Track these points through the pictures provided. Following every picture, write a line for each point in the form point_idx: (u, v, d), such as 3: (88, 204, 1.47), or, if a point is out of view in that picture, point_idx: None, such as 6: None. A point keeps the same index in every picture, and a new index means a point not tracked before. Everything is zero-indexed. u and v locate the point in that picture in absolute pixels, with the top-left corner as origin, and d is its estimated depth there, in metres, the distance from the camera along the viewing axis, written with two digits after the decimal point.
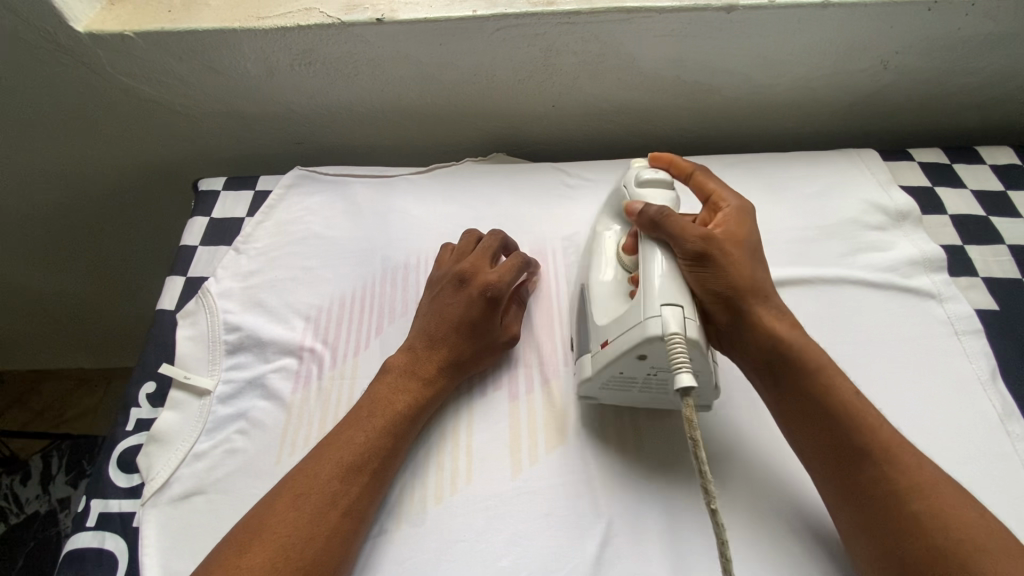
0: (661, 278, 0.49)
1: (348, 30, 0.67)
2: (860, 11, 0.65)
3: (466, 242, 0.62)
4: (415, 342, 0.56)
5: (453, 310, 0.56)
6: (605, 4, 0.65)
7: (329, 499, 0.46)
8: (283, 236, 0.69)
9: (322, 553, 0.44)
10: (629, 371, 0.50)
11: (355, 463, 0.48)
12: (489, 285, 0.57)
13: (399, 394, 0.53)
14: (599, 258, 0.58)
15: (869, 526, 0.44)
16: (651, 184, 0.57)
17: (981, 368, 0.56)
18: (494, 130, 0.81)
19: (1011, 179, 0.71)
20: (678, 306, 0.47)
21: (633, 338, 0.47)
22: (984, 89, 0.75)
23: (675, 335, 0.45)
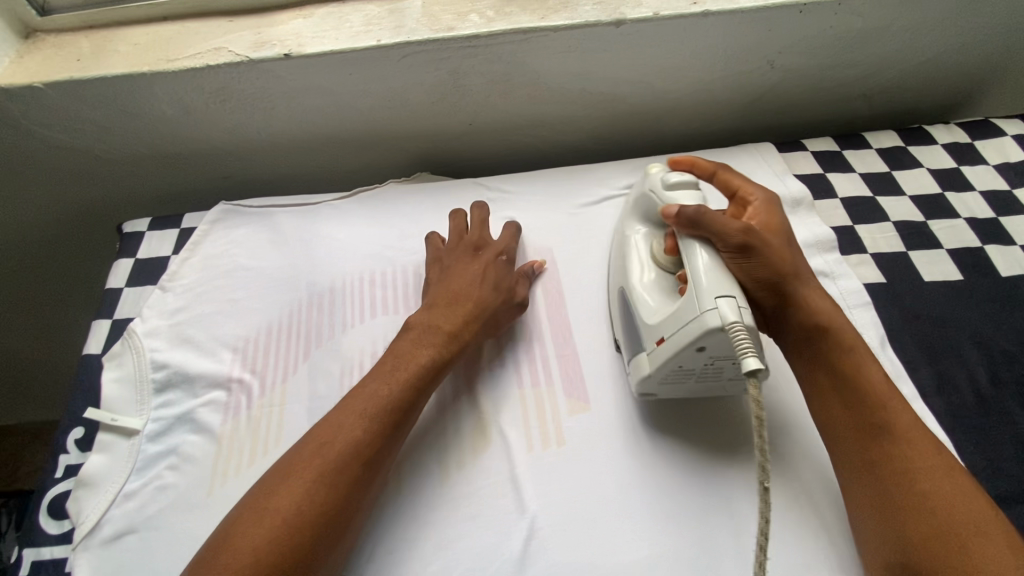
0: (704, 272, 0.51)
1: (257, 67, 0.69)
2: (739, 17, 0.70)
3: (457, 221, 0.68)
4: (425, 314, 0.59)
5: (469, 272, 0.62)
6: (502, 26, 0.68)
7: (349, 451, 0.49)
8: (210, 271, 0.69)
9: (337, 497, 0.47)
10: (688, 364, 0.52)
11: (378, 417, 0.51)
12: (501, 251, 0.65)
13: (425, 346, 0.56)
14: (634, 258, 0.62)
15: (872, 498, 0.48)
16: (679, 187, 0.59)
17: (871, 337, 0.61)
18: (416, 150, 0.83)
19: (896, 160, 0.77)
20: (732, 297, 0.49)
21: (692, 333, 0.49)
22: (866, 79, 0.81)
23: (737, 324, 0.47)
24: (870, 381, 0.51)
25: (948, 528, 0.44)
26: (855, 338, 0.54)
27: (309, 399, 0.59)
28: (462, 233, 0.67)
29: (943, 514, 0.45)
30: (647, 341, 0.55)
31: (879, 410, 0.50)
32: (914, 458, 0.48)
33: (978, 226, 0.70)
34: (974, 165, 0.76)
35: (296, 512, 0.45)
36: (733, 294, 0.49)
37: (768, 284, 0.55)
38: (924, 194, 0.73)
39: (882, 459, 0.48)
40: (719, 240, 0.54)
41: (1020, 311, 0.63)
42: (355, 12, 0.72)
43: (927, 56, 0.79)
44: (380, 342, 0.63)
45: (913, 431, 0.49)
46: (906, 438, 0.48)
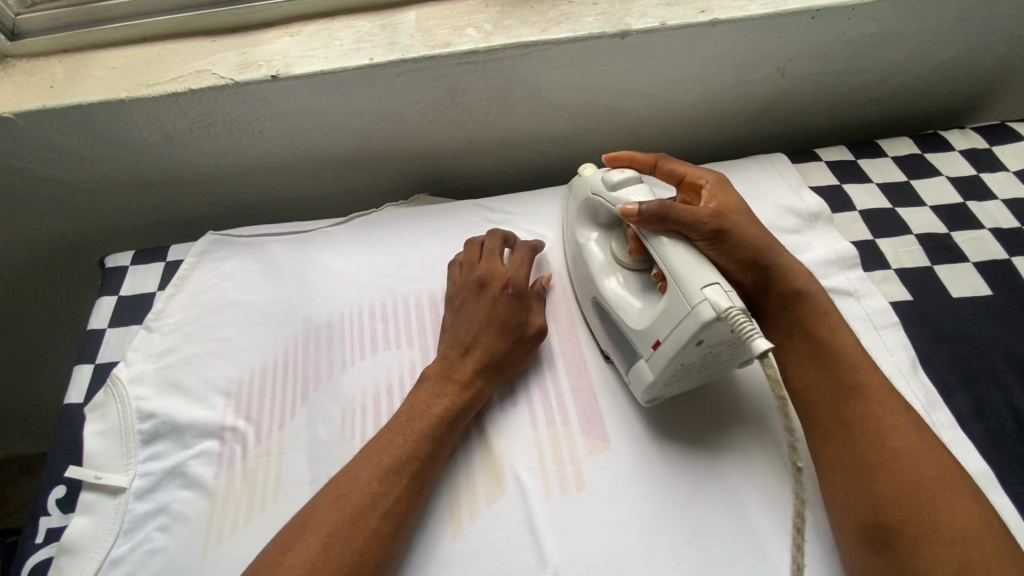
0: (685, 264, 0.49)
1: (243, 90, 0.65)
2: (749, 25, 0.66)
3: (469, 253, 0.64)
4: (448, 350, 0.57)
5: (479, 312, 0.58)
6: (502, 40, 0.65)
7: (370, 494, 0.48)
8: (198, 307, 0.65)
9: (362, 548, 0.45)
10: (687, 362, 0.49)
11: (399, 470, 0.49)
12: (510, 281, 0.60)
13: (439, 399, 0.54)
14: (597, 264, 0.60)
15: (844, 460, 0.47)
16: (625, 184, 0.57)
17: (902, 360, 0.58)
18: (413, 170, 0.80)
19: (913, 168, 0.74)
20: (717, 283, 0.46)
21: (691, 328, 0.46)
22: (878, 85, 0.78)
23: (734, 309, 0.44)
24: (838, 346, 0.51)
25: (919, 478, 0.43)
26: (820, 313, 0.53)
27: (309, 446, 0.55)
28: (474, 263, 0.63)
29: (914, 470, 0.44)
30: (641, 347, 0.52)
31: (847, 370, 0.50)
32: (884, 418, 0.47)
33: (1003, 236, 0.67)
34: (994, 172, 0.73)
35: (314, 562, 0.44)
36: (717, 281, 0.46)
37: (746, 262, 0.54)
38: (945, 204, 0.70)
39: (857, 421, 0.47)
40: (690, 231, 0.52)
41: None
42: (345, 29, 0.68)
43: (940, 60, 0.76)
44: (383, 381, 0.59)
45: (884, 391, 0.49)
46: (881, 399, 0.48)
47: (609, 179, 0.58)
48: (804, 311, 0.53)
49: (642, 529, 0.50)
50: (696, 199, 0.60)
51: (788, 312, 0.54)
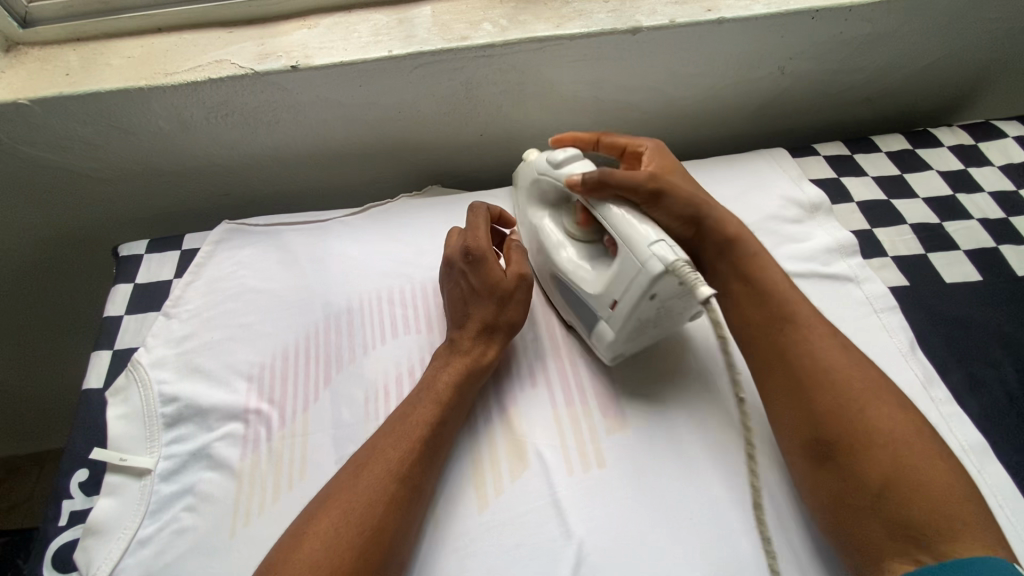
0: (633, 223, 0.52)
1: (263, 79, 0.66)
2: (753, 24, 0.69)
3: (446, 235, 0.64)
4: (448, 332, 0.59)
5: (454, 291, 0.59)
6: (517, 35, 0.67)
7: (388, 470, 0.49)
8: (215, 296, 0.66)
9: (382, 513, 0.46)
10: (644, 316, 0.52)
11: (420, 439, 0.51)
12: (466, 250, 0.59)
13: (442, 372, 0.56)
14: (551, 241, 0.61)
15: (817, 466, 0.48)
16: (569, 160, 0.59)
17: (902, 341, 0.60)
18: (425, 163, 0.81)
19: (906, 162, 0.77)
20: (661, 238, 0.50)
21: (641, 283, 0.49)
22: (870, 84, 0.82)
23: (679, 260, 0.47)
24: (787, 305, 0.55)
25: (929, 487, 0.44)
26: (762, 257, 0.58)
27: (333, 427, 0.56)
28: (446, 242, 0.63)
29: (890, 463, 0.45)
30: (598, 309, 0.55)
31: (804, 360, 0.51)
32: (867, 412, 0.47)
33: (990, 226, 0.71)
34: (981, 166, 0.77)
35: (348, 524, 0.45)
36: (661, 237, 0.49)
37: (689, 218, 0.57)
38: (937, 196, 0.74)
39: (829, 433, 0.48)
40: (630, 195, 0.55)
41: None
42: (363, 22, 0.70)
43: (927, 61, 0.80)
44: (405, 364, 0.60)
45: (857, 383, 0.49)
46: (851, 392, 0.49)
47: (553, 159, 0.60)
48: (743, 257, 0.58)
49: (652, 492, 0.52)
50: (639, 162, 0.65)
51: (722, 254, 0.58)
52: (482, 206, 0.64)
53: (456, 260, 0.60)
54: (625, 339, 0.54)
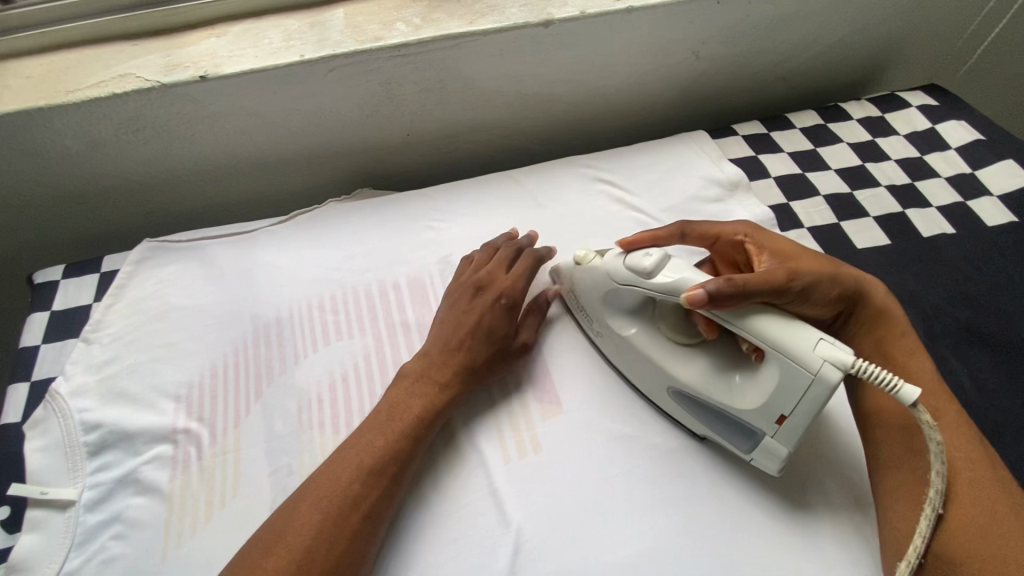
0: (789, 330, 0.46)
1: (171, 92, 0.64)
2: (661, 11, 0.71)
3: (477, 257, 0.65)
4: (430, 349, 0.58)
5: (472, 318, 0.59)
6: (431, 33, 0.67)
7: (347, 487, 0.48)
8: (139, 316, 0.64)
9: (345, 546, 0.45)
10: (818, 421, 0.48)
11: (384, 456, 0.50)
12: (507, 291, 0.61)
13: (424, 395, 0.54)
14: (653, 360, 0.55)
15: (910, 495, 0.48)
16: (659, 268, 0.51)
17: None
18: (354, 167, 0.80)
19: (818, 137, 0.81)
20: (823, 337, 0.45)
21: (820, 396, 0.45)
22: (782, 64, 0.85)
23: (861, 361, 0.43)
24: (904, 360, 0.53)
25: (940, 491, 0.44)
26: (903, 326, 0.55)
27: (266, 440, 0.55)
28: (479, 267, 0.64)
29: (982, 509, 0.45)
30: (759, 424, 0.49)
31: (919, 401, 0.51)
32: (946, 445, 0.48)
33: (896, 192, 0.75)
34: (888, 136, 0.81)
35: (305, 541, 0.45)
36: (822, 334, 0.45)
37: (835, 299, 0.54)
38: (847, 167, 0.78)
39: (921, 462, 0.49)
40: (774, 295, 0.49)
41: (942, 267, 0.68)
42: (274, 27, 0.69)
43: (833, 38, 0.84)
44: (337, 371, 0.60)
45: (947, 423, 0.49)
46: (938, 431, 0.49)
47: (639, 267, 0.52)
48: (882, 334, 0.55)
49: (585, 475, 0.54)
50: (745, 252, 0.58)
51: (868, 330, 0.56)
52: (512, 232, 0.68)
53: (469, 284, 0.62)
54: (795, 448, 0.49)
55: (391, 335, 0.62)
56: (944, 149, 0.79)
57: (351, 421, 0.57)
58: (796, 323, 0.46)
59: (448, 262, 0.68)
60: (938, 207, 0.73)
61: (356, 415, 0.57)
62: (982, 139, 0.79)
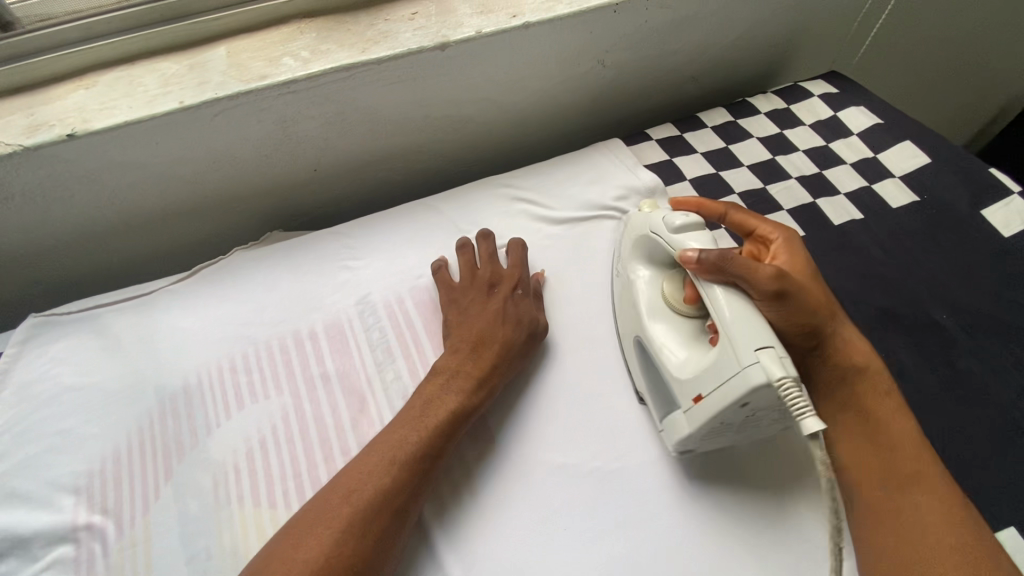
0: (736, 326, 0.47)
1: (37, 155, 0.58)
2: (560, 24, 0.70)
3: (470, 259, 0.66)
4: (458, 343, 0.58)
5: (491, 308, 0.60)
6: (321, 66, 0.64)
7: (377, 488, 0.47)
8: (27, 404, 0.58)
9: (373, 544, 0.44)
10: (730, 420, 0.49)
11: (411, 457, 0.49)
12: (516, 283, 0.64)
13: (477, 359, 0.56)
14: (639, 308, 0.59)
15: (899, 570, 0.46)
16: (685, 229, 0.57)
17: None
18: (262, 208, 0.76)
19: (729, 134, 0.82)
20: (771, 347, 0.45)
21: (737, 389, 0.46)
22: (688, 64, 0.86)
23: (786, 379, 0.44)
24: (890, 425, 0.52)
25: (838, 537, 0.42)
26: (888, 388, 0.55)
27: (180, 524, 0.51)
28: (474, 269, 0.65)
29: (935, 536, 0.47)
30: (680, 398, 0.52)
31: (907, 478, 0.50)
32: (947, 530, 0.47)
33: (806, 183, 0.77)
34: (794, 127, 0.83)
35: (332, 543, 0.43)
36: (771, 344, 0.45)
37: (809, 330, 0.53)
38: (758, 161, 0.79)
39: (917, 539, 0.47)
40: (749, 289, 0.50)
41: (853, 253, 0.70)
42: (148, 72, 0.64)
43: (733, 36, 0.85)
44: (254, 435, 0.56)
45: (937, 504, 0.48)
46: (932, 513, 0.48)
47: (671, 222, 0.58)
48: (861, 386, 0.54)
49: (530, 501, 0.53)
50: (765, 250, 0.61)
51: (844, 381, 0.55)
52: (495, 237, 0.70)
53: (481, 283, 0.63)
54: (702, 437, 0.51)
55: (311, 389, 0.59)
56: (847, 136, 0.82)
57: (272, 488, 0.53)
58: (757, 325, 0.47)
59: (366, 302, 0.65)
60: (846, 194, 0.76)
61: (279, 481, 0.53)
62: (880, 123, 0.82)
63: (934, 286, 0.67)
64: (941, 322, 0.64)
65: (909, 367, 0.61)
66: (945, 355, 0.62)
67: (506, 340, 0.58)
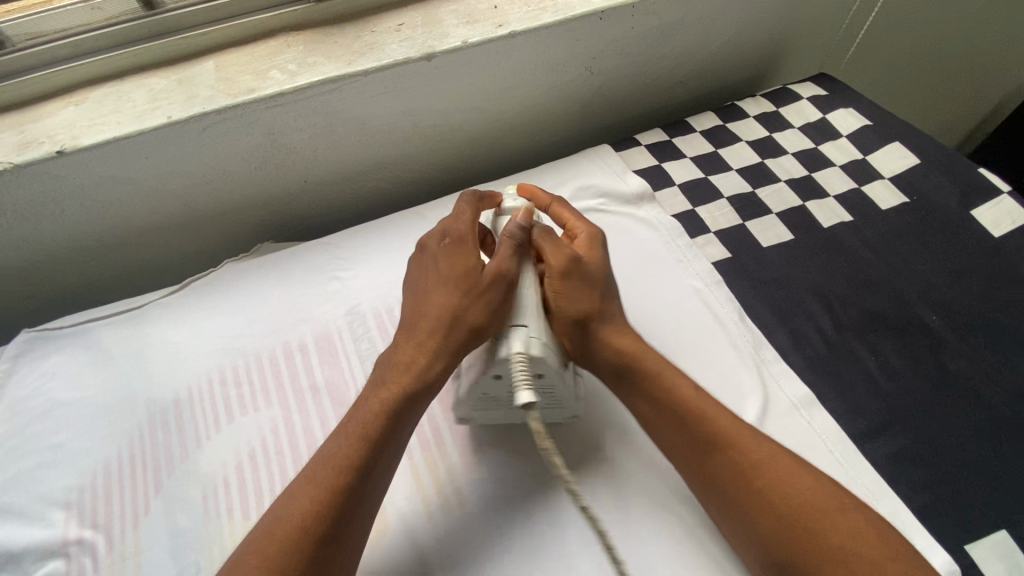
0: (520, 300, 0.52)
1: (28, 172, 0.59)
2: (544, 33, 0.71)
3: (466, 233, 0.55)
4: (422, 358, 0.50)
5: (470, 317, 0.50)
6: (307, 79, 0.64)
7: (295, 527, 0.43)
8: (18, 419, 0.58)
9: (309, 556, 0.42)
10: (491, 392, 0.52)
11: (336, 491, 0.45)
12: (508, 280, 0.52)
13: (441, 351, 0.50)
14: None
15: (782, 551, 0.44)
16: (508, 213, 0.61)
17: (731, 311, 0.65)
18: (253, 220, 0.77)
19: (718, 138, 0.83)
20: (524, 327, 0.50)
21: (488, 361, 0.50)
22: (676, 69, 0.86)
23: (521, 355, 0.48)
24: (686, 398, 0.50)
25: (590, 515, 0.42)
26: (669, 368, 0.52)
27: (169, 537, 0.51)
28: (469, 249, 0.54)
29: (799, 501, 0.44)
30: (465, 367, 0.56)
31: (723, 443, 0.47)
32: (807, 491, 0.45)
33: (796, 186, 0.77)
34: (784, 130, 0.83)
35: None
36: (526, 324, 0.50)
37: (580, 321, 0.52)
38: (747, 165, 0.79)
39: (790, 513, 0.44)
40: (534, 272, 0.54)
41: (843, 255, 0.70)
42: (138, 88, 0.64)
43: (721, 40, 0.85)
44: (244, 448, 0.56)
45: (786, 463, 0.46)
46: (789, 474, 0.45)
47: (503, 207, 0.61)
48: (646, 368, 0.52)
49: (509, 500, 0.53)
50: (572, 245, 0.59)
51: (624, 375, 0.52)
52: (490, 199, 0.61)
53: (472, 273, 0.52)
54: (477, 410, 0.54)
55: (300, 401, 0.59)
56: (836, 138, 0.82)
57: (261, 500, 0.53)
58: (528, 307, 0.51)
59: (356, 312, 0.66)
60: (835, 196, 0.76)
61: (268, 493, 0.54)
62: (870, 124, 0.82)
63: (923, 288, 0.66)
64: (931, 324, 0.64)
65: (899, 370, 0.61)
66: (935, 357, 0.61)
67: (477, 321, 0.50)
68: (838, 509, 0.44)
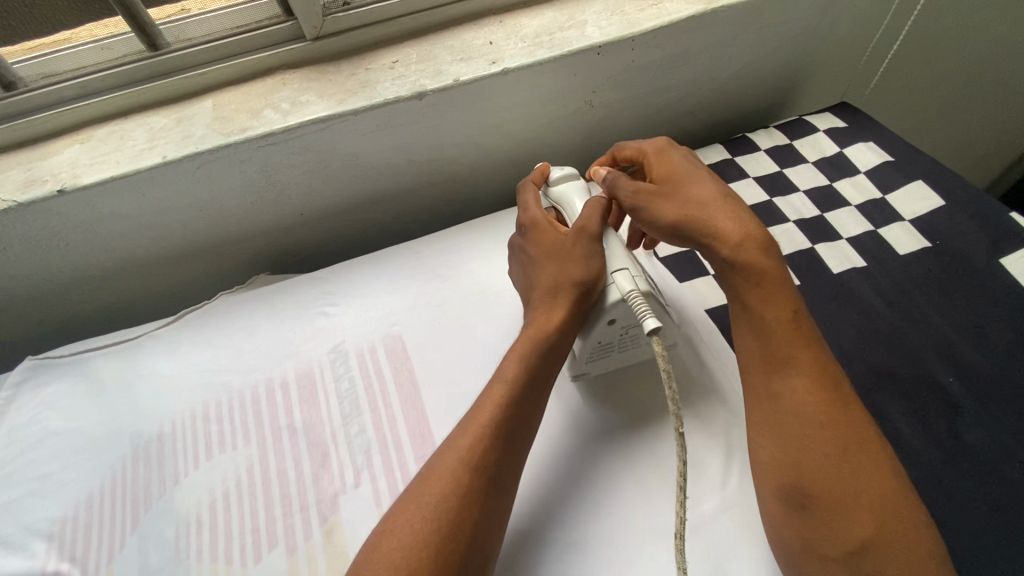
0: (615, 250, 0.56)
1: (30, 210, 0.61)
2: (539, 69, 0.69)
3: (534, 215, 0.60)
4: (538, 322, 0.54)
5: (563, 274, 0.54)
6: (298, 119, 0.65)
7: (459, 460, 0.46)
8: (14, 447, 0.60)
9: (450, 529, 0.43)
10: (607, 338, 0.56)
11: (494, 425, 0.48)
12: (589, 231, 0.55)
13: (559, 307, 0.53)
14: None
15: (792, 514, 0.46)
16: (565, 178, 0.64)
17: (726, 364, 0.61)
18: (251, 251, 0.78)
19: (724, 174, 0.79)
20: (626, 269, 0.53)
21: (600, 311, 0.53)
22: (684, 101, 0.83)
23: (633, 292, 0.51)
24: (783, 351, 0.51)
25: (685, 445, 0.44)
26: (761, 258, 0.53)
27: None
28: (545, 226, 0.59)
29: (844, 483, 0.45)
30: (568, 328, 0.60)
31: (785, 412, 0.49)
32: (854, 478, 0.45)
33: (806, 227, 0.73)
34: (796, 166, 0.79)
35: (424, 521, 0.43)
36: (625, 267, 0.53)
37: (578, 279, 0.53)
38: (753, 204, 0.76)
39: (807, 483, 0.46)
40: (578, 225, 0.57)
41: (853, 305, 0.65)
42: (138, 127, 0.66)
43: (732, 71, 0.82)
44: (219, 488, 0.56)
45: (841, 445, 0.47)
46: (837, 457, 0.46)
47: (550, 179, 0.65)
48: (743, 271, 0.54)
49: None
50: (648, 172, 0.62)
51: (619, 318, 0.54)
52: (548, 168, 0.66)
53: (557, 242, 0.57)
54: (590, 360, 0.58)
55: (276, 441, 0.59)
56: (853, 175, 0.77)
57: (229, 544, 0.53)
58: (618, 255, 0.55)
59: (340, 350, 0.66)
60: (848, 239, 0.71)
61: (237, 536, 0.53)
62: (891, 160, 0.77)
63: (941, 344, 0.61)
64: (948, 388, 0.58)
65: (907, 438, 0.56)
66: (949, 425, 0.56)
67: (577, 269, 0.53)
68: (872, 501, 0.44)
